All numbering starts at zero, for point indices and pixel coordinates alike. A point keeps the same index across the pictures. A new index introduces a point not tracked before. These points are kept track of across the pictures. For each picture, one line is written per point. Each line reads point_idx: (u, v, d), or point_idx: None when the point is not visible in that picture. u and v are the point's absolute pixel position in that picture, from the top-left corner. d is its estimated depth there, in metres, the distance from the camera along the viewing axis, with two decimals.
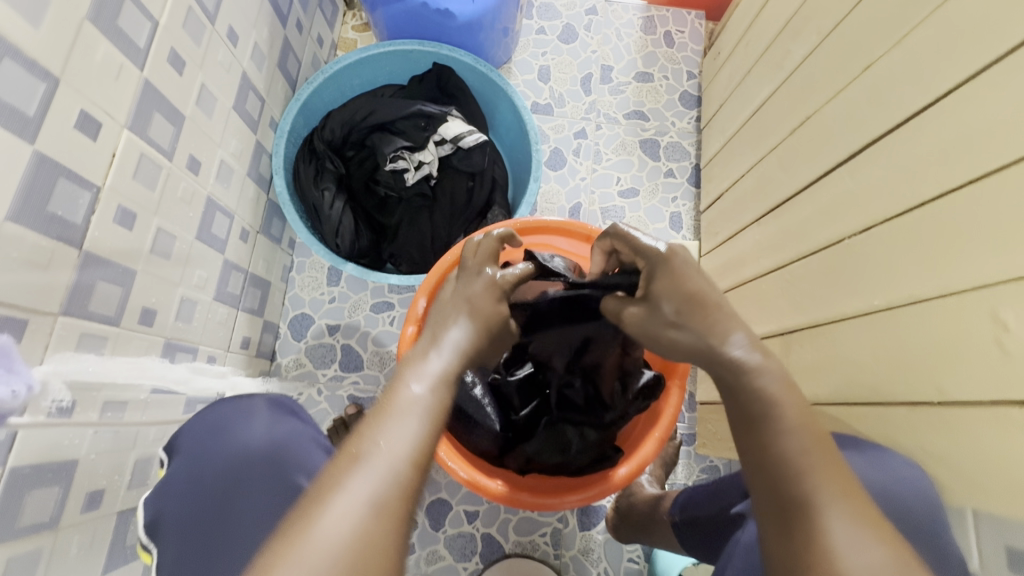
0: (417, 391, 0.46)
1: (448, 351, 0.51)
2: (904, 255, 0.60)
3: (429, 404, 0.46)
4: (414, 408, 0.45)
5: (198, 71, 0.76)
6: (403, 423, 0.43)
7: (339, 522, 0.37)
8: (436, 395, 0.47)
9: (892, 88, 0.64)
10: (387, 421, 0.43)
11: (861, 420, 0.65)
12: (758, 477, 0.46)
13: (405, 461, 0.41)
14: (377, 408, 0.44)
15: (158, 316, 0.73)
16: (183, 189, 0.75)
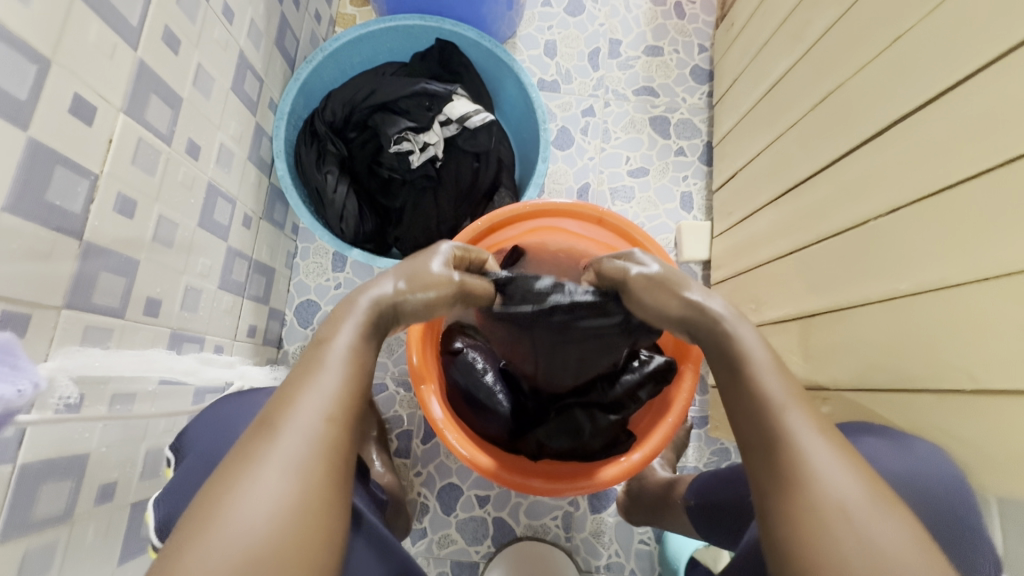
0: (337, 349, 0.48)
1: (372, 301, 0.53)
2: (932, 236, 0.58)
3: (355, 362, 0.48)
4: (333, 366, 0.47)
5: (194, 50, 0.72)
6: (327, 379, 0.46)
7: (264, 482, 0.39)
8: (360, 357, 0.49)
9: (921, 59, 0.61)
10: (306, 385, 0.45)
11: (882, 405, 0.64)
12: (742, 423, 0.49)
13: (325, 419, 0.43)
14: (299, 374, 0.46)
15: (164, 306, 0.71)
16: (184, 175, 0.73)
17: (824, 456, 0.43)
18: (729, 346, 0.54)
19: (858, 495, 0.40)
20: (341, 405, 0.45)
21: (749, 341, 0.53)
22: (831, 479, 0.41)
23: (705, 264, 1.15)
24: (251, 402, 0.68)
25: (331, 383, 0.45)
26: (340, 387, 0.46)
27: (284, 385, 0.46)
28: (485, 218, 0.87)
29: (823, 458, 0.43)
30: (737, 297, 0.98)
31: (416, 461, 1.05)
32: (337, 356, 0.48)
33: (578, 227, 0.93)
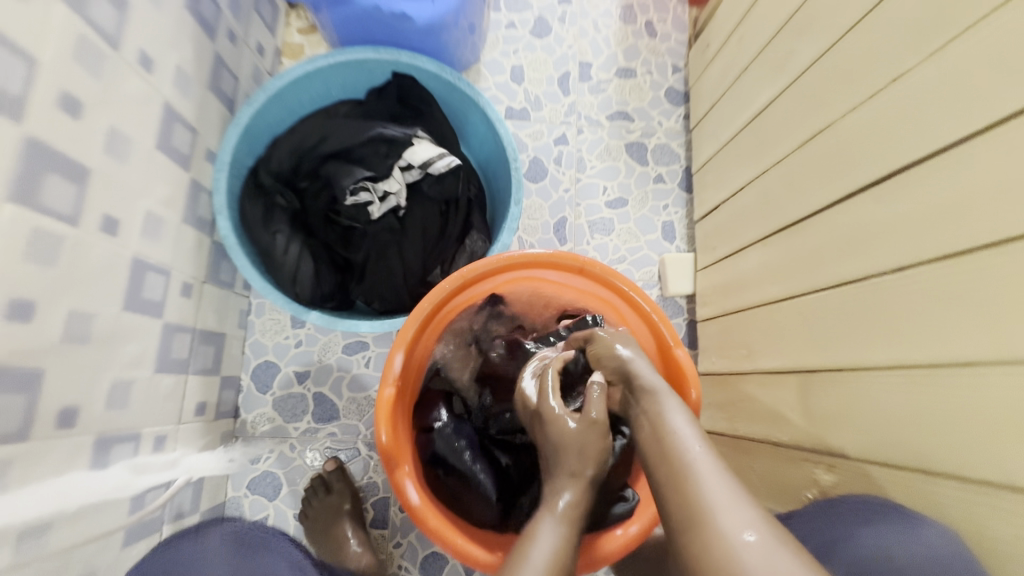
0: (543, 538, 0.56)
1: (559, 515, 0.57)
2: (946, 308, 0.51)
3: (565, 540, 0.56)
4: (535, 562, 0.54)
5: (103, 112, 0.62)
6: (543, 543, 0.55)
7: None
8: (566, 533, 0.56)
9: (927, 110, 0.55)
10: (514, 574, 0.53)
11: (885, 483, 0.58)
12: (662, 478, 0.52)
13: None
14: (508, 564, 0.55)
15: (84, 412, 0.62)
16: (99, 257, 0.63)
17: (721, 494, 0.48)
18: (653, 407, 0.58)
19: (748, 532, 0.44)
20: None
21: (670, 407, 0.57)
22: (712, 489, 0.48)
23: (690, 297, 1.09)
24: (198, 550, 0.68)
25: (536, 571, 0.53)
26: (557, 552, 0.55)
27: (502, 572, 0.55)
28: (454, 278, 0.79)
29: (703, 466, 0.50)
30: (726, 339, 0.92)
31: (394, 530, 0.99)
32: (545, 531, 0.56)
33: (558, 276, 0.85)
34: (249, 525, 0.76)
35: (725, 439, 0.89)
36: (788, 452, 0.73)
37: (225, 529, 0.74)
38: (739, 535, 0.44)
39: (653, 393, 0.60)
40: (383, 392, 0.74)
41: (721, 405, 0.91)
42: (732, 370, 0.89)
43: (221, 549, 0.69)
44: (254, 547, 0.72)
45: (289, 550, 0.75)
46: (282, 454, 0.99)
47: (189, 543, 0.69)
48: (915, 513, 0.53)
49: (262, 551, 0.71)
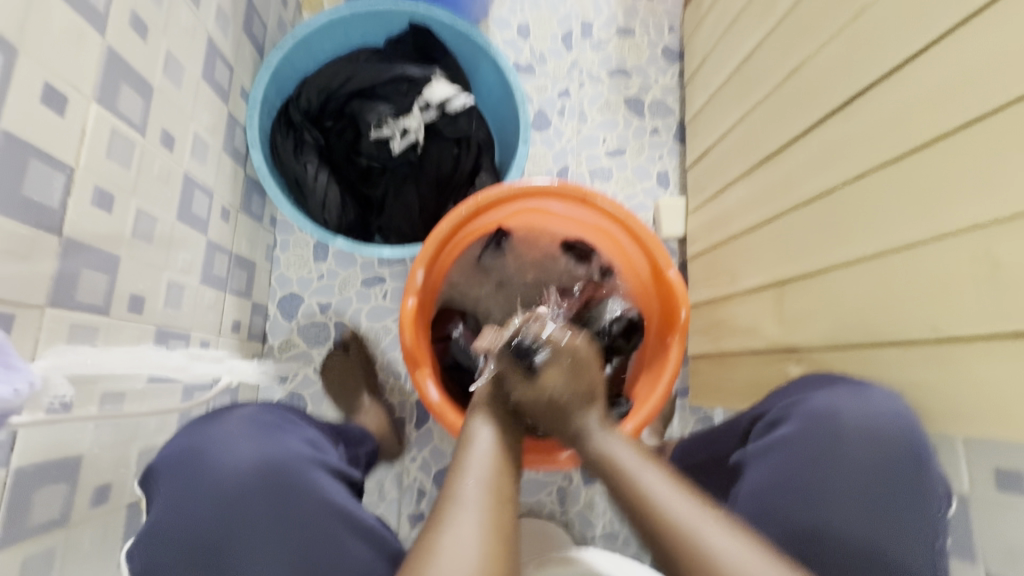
0: (482, 447, 0.61)
1: (490, 432, 0.64)
2: (891, 204, 0.60)
3: (501, 444, 0.63)
4: (479, 458, 0.60)
5: (162, 37, 0.70)
6: (482, 449, 0.61)
7: (457, 541, 0.50)
8: (503, 452, 0.62)
9: (880, 38, 0.63)
10: (464, 474, 0.58)
11: (845, 365, 0.68)
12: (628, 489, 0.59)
13: (484, 503, 0.54)
14: (454, 467, 0.60)
15: (148, 303, 0.70)
16: (159, 167, 0.71)
17: (688, 512, 0.53)
18: (602, 447, 0.63)
19: (724, 542, 0.51)
20: (498, 486, 0.57)
21: (614, 442, 0.63)
22: (669, 477, 0.57)
23: (681, 240, 1.18)
24: (218, 428, 0.64)
25: (484, 480, 0.57)
26: (495, 453, 0.61)
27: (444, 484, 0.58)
28: (469, 204, 0.86)
29: (666, 494, 0.55)
30: (712, 270, 1.01)
31: (410, 447, 1.08)
32: (483, 440, 0.63)
33: (563, 208, 0.94)
34: (271, 405, 0.72)
35: (709, 359, 0.99)
36: (763, 356, 0.83)
37: (243, 412, 0.67)
38: (717, 547, 0.50)
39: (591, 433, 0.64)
40: (406, 302, 0.82)
41: (706, 329, 1.01)
42: (717, 296, 0.99)
43: (244, 432, 0.64)
44: (272, 424, 0.67)
45: (305, 429, 0.71)
46: (306, 376, 1.08)
47: (210, 429, 0.64)
48: (865, 383, 0.64)
49: (286, 433, 0.67)
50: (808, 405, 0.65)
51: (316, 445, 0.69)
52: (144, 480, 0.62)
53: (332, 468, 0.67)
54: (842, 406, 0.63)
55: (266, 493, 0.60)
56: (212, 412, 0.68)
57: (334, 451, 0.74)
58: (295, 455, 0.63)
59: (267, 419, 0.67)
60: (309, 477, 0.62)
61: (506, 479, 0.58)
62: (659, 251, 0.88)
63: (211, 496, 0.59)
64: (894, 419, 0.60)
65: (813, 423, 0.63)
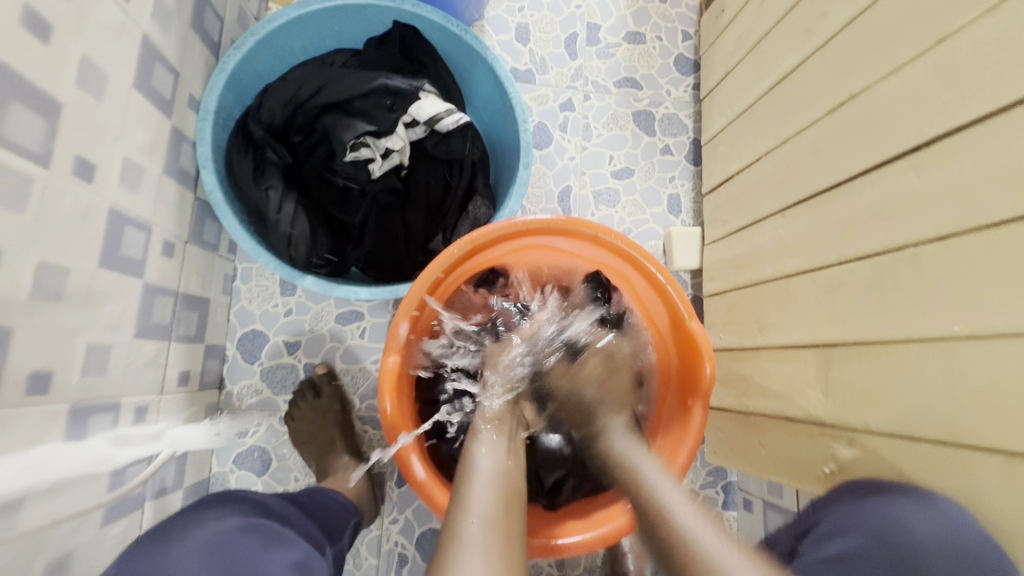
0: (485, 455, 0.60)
1: (492, 446, 0.61)
2: (989, 276, 0.50)
3: (505, 452, 0.61)
4: (483, 467, 0.58)
5: (75, 38, 0.55)
6: (486, 460, 0.59)
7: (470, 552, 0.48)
8: (504, 463, 0.59)
9: (975, 69, 0.52)
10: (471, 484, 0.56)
11: (908, 458, 0.57)
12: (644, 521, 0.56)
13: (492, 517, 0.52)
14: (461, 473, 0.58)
15: (57, 378, 0.55)
16: (72, 205, 0.56)
17: (672, 498, 0.55)
18: (632, 463, 0.60)
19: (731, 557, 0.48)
20: (501, 502, 0.55)
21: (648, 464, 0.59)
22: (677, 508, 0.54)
23: (695, 273, 1.07)
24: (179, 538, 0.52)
25: (490, 493, 0.55)
26: (499, 480, 0.57)
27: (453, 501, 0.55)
28: (462, 243, 0.73)
29: (684, 513, 0.53)
30: (736, 314, 0.90)
31: (392, 506, 0.95)
32: (489, 450, 0.61)
33: (571, 245, 0.80)
34: (253, 514, 0.59)
35: (732, 414, 0.88)
36: (803, 426, 0.72)
37: (212, 531, 0.54)
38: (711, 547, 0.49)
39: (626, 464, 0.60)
40: (387, 361, 0.70)
41: (729, 380, 0.90)
42: (741, 345, 0.88)
43: (207, 563, 0.50)
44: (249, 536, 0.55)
45: (290, 545, 0.58)
46: (271, 428, 0.94)
47: (164, 559, 0.50)
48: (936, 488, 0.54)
49: (264, 560, 0.53)
50: (866, 518, 0.55)
51: (303, 568, 0.56)
52: None
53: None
54: (905, 516, 0.53)
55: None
56: (167, 526, 0.55)
57: (326, 566, 0.62)
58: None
59: (253, 539, 0.55)
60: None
61: (514, 486, 0.57)
62: (681, 300, 0.75)
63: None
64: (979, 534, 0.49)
65: (876, 535, 0.53)
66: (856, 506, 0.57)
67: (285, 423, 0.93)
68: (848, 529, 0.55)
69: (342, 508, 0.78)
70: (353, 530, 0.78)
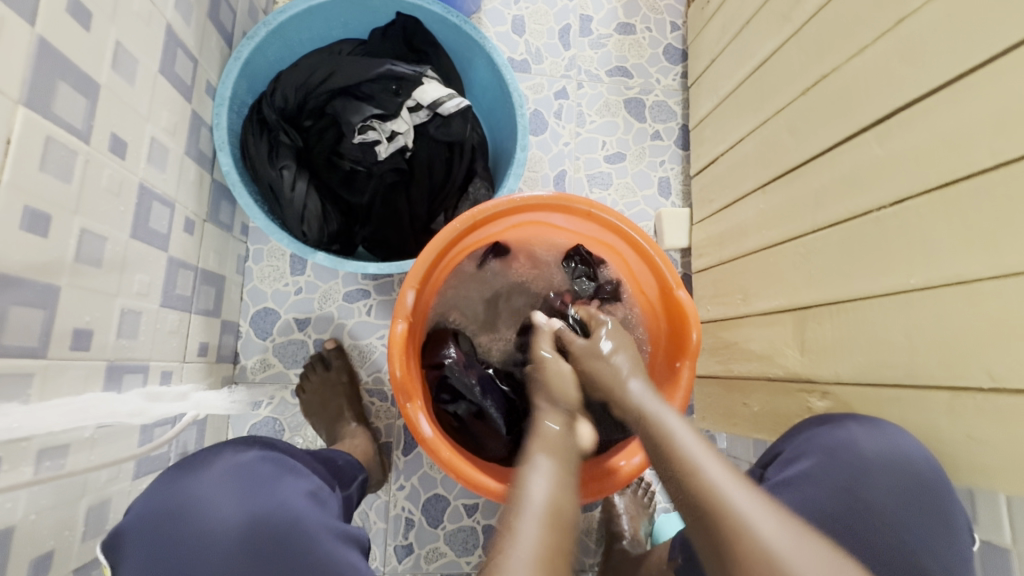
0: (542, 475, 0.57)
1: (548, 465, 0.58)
2: (941, 232, 0.55)
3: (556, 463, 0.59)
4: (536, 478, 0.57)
5: (110, 25, 0.60)
6: (538, 475, 0.57)
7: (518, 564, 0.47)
8: (564, 478, 0.58)
9: (928, 46, 0.58)
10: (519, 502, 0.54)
11: (873, 403, 0.63)
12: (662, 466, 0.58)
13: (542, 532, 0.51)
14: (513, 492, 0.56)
15: (97, 336, 0.60)
16: (109, 178, 0.61)
17: (719, 476, 0.53)
18: (660, 422, 0.62)
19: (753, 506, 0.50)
20: (554, 527, 0.52)
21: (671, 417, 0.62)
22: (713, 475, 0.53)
23: (685, 252, 1.13)
24: (206, 458, 0.56)
25: (539, 511, 0.53)
26: (553, 492, 0.55)
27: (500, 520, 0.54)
28: (465, 218, 0.78)
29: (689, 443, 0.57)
30: (721, 287, 0.96)
31: (398, 474, 1.00)
32: (540, 475, 0.57)
33: (565, 221, 0.86)
34: (271, 448, 0.62)
35: (719, 380, 0.94)
36: (782, 384, 0.78)
37: (233, 458, 0.56)
38: (746, 510, 0.49)
39: (648, 417, 0.63)
40: (395, 327, 0.75)
41: (716, 349, 0.96)
42: (727, 315, 0.94)
43: (228, 484, 0.53)
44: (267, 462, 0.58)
45: (303, 478, 0.60)
46: (283, 400, 0.99)
47: (191, 483, 0.53)
48: (894, 426, 0.60)
49: (281, 484, 0.56)
50: (820, 440, 0.61)
51: (317, 495, 0.59)
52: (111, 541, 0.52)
53: (337, 521, 0.57)
54: (861, 442, 0.59)
55: (254, 558, 0.49)
56: (195, 455, 0.58)
57: (337, 500, 0.64)
58: (289, 507, 0.53)
59: (272, 465, 0.58)
60: (314, 542, 0.52)
61: (566, 520, 0.53)
62: (668, 268, 0.80)
63: (191, 570, 0.48)
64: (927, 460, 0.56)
65: (832, 455, 0.59)
66: (812, 434, 0.63)
67: (296, 395, 0.98)
68: (806, 448, 0.61)
69: (348, 464, 0.78)
70: (361, 485, 0.79)
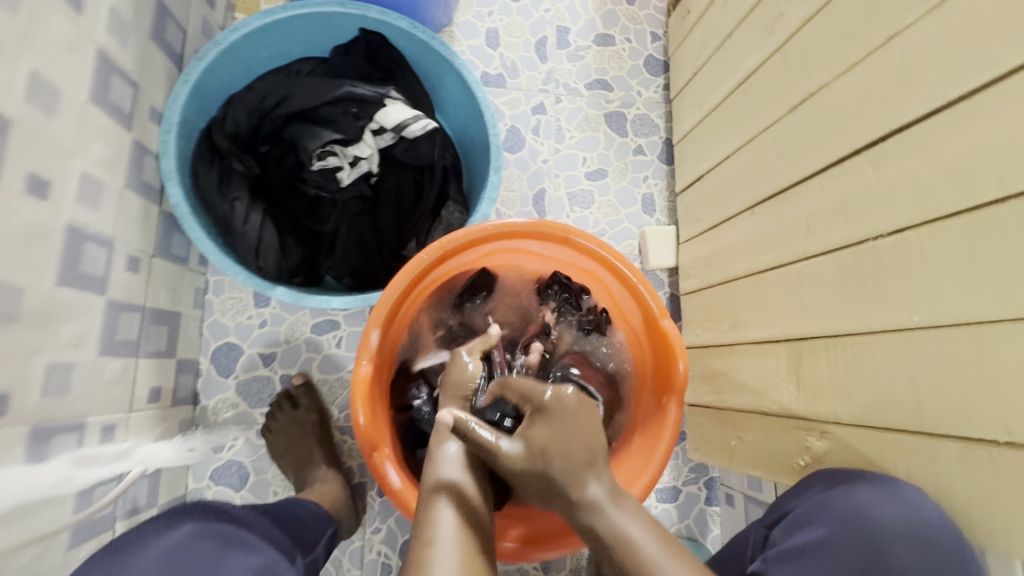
0: (447, 506, 0.52)
1: (454, 493, 0.53)
2: (945, 267, 0.51)
3: (464, 490, 0.54)
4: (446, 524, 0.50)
5: (25, 53, 0.54)
6: (446, 505, 0.51)
7: None
8: (473, 509, 0.53)
9: (925, 64, 0.53)
10: (429, 549, 0.47)
11: (875, 449, 0.58)
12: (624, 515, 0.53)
13: None
14: (419, 536, 0.49)
15: (14, 400, 0.54)
16: (25, 222, 0.54)
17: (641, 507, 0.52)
18: None
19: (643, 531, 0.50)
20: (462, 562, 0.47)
21: None
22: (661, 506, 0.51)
23: (672, 271, 1.08)
24: (147, 536, 0.55)
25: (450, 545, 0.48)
26: (460, 520, 0.51)
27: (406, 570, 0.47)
28: (433, 249, 0.73)
29: None
30: (709, 311, 0.92)
31: (374, 516, 0.94)
32: (448, 496, 0.53)
33: (543, 248, 0.81)
34: (216, 522, 0.61)
35: (710, 410, 0.90)
36: (776, 420, 0.73)
37: (171, 536, 0.55)
38: None
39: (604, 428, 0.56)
40: (359, 370, 0.69)
41: (706, 377, 0.91)
42: (716, 341, 0.89)
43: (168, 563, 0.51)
44: (221, 540, 0.57)
45: (249, 549, 0.59)
46: (248, 441, 0.93)
47: (127, 563, 0.51)
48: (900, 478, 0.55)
49: (227, 559, 0.55)
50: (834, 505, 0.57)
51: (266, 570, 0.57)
52: None
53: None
54: (874, 511, 0.54)
55: None
56: (128, 536, 0.56)
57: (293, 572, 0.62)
58: None
59: (218, 541, 0.57)
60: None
61: (483, 523, 0.52)
62: (652, 298, 0.75)
63: None
64: (947, 531, 0.50)
65: (844, 529, 0.56)
66: (826, 498, 0.59)
67: (262, 436, 0.92)
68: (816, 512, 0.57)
69: (314, 517, 0.77)
70: (330, 540, 0.78)
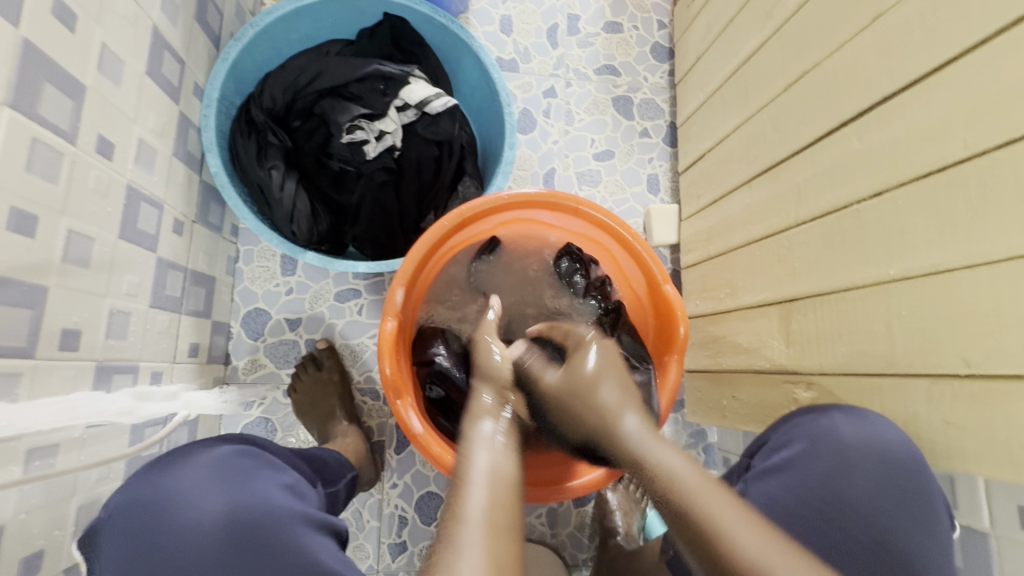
0: (482, 460, 0.52)
1: (491, 448, 0.54)
2: (919, 223, 0.56)
3: (500, 446, 0.55)
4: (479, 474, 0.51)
5: (95, 27, 0.60)
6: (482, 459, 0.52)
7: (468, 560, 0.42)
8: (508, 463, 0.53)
9: (904, 42, 0.59)
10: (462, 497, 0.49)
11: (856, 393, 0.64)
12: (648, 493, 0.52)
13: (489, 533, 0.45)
14: (455, 486, 0.51)
15: (85, 337, 0.61)
16: (96, 179, 0.61)
17: (677, 467, 0.51)
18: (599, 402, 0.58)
19: (734, 520, 0.47)
20: (496, 517, 0.47)
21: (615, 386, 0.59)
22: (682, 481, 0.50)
23: (674, 248, 1.14)
24: (185, 452, 0.57)
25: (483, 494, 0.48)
26: (496, 470, 0.51)
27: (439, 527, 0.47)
28: (453, 215, 0.78)
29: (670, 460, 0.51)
30: (708, 282, 0.97)
31: (392, 472, 1.01)
32: (484, 449, 0.54)
33: (554, 217, 0.87)
34: (249, 445, 0.62)
35: (708, 373, 0.96)
36: (768, 376, 0.79)
37: (210, 454, 0.57)
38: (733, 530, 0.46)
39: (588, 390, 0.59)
40: (384, 325, 0.75)
41: (705, 343, 0.97)
42: (714, 310, 0.95)
43: (207, 478, 0.54)
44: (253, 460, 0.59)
45: (283, 472, 0.61)
46: (275, 400, 0.99)
47: (171, 477, 0.53)
48: (876, 415, 0.61)
49: (260, 477, 0.57)
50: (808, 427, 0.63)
51: (296, 490, 0.60)
52: (92, 536, 0.52)
53: (313, 513, 0.57)
54: (843, 429, 0.61)
55: (237, 550, 0.50)
56: (172, 452, 0.58)
57: (317, 495, 0.65)
58: (270, 501, 0.54)
59: (251, 462, 0.59)
60: (286, 532, 0.52)
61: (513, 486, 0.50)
62: (656, 264, 0.80)
63: (172, 554, 0.49)
64: (904, 446, 0.58)
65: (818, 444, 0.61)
66: (797, 422, 0.65)
67: (288, 395, 0.99)
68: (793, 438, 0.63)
69: (339, 463, 0.79)
70: (352, 482, 0.80)
